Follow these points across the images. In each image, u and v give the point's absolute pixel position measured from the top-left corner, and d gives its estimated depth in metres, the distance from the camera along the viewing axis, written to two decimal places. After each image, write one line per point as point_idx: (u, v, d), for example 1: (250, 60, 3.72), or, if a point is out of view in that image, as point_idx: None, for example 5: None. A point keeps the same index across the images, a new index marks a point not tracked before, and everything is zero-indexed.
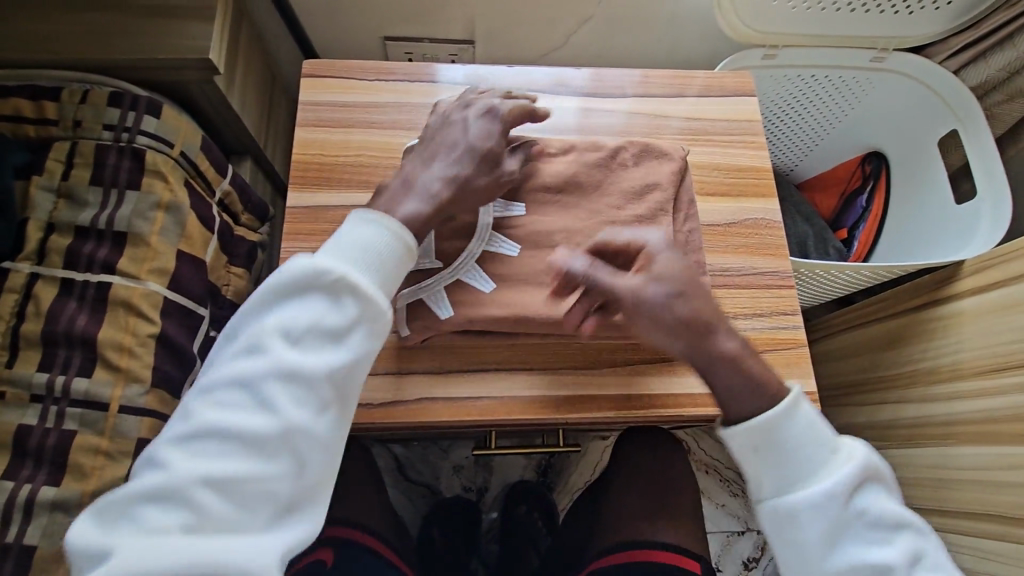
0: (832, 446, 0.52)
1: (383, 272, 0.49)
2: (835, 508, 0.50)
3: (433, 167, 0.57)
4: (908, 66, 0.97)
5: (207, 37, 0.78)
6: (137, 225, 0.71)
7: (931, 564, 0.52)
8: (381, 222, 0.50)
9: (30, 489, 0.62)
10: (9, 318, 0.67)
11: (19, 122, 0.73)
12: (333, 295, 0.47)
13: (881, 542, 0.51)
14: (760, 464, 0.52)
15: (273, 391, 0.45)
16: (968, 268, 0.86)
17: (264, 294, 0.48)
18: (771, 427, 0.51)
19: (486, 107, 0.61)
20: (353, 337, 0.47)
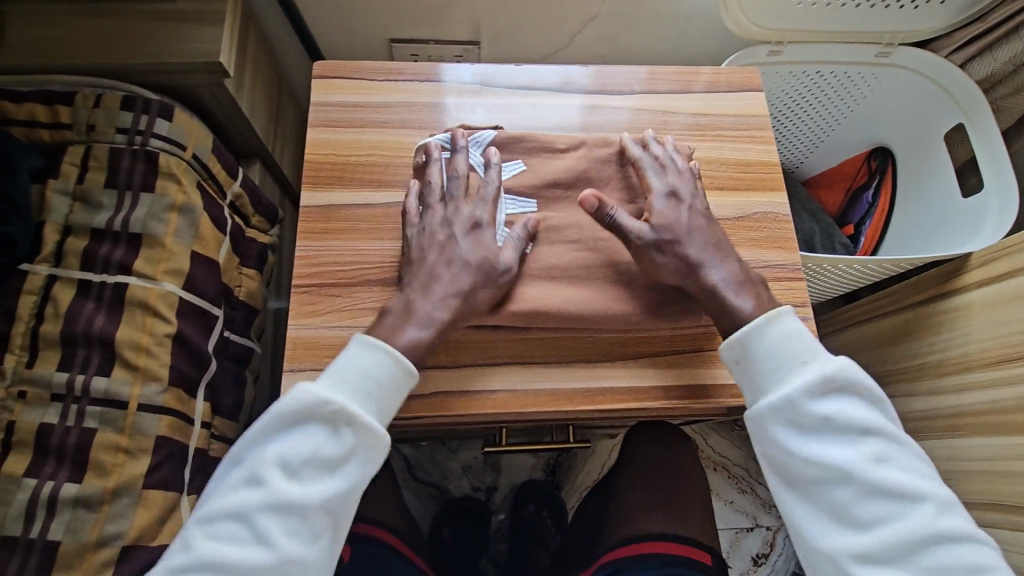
0: (808, 356, 0.56)
1: (382, 405, 0.54)
2: (799, 407, 0.54)
3: (432, 292, 0.58)
4: (912, 60, 0.98)
5: (219, 41, 0.79)
6: (152, 227, 0.72)
7: (899, 466, 0.54)
8: (380, 351, 0.55)
9: (53, 486, 0.63)
10: (28, 319, 0.68)
11: (35, 126, 0.74)
12: (334, 426, 0.52)
13: (847, 443, 0.53)
14: (744, 372, 0.57)
15: (268, 525, 0.50)
16: (975, 261, 0.86)
17: (268, 424, 0.53)
18: (747, 341, 0.57)
19: (465, 220, 0.61)
20: (348, 467, 0.52)
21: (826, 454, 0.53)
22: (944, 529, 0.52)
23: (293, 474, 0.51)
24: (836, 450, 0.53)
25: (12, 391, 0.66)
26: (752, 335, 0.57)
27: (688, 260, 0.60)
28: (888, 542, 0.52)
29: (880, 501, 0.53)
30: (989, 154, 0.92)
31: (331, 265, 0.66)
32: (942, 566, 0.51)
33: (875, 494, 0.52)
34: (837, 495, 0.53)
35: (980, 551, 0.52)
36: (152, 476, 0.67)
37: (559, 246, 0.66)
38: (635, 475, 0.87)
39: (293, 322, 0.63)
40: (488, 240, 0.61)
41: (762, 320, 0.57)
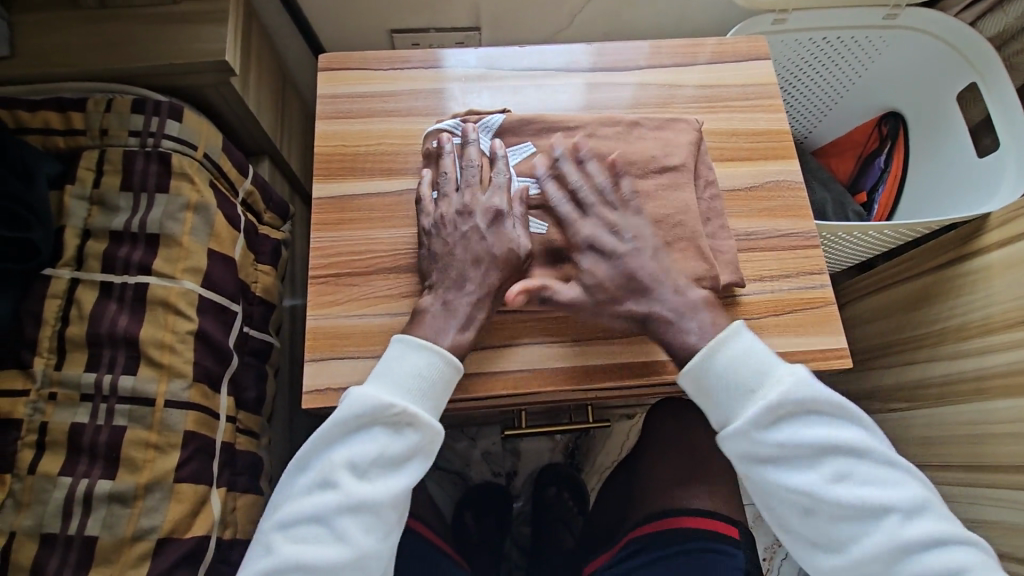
0: (758, 381, 0.57)
1: (437, 401, 0.58)
2: (756, 438, 0.56)
3: (466, 288, 0.60)
4: (921, 21, 0.96)
5: (223, 40, 0.79)
6: (168, 227, 0.73)
7: (863, 481, 0.56)
8: (427, 350, 0.57)
9: (88, 483, 0.65)
10: (54, 322, 0.70)
11: (49, 133, 0.76)
12: (395, 427, 0.56)
13: (808, 469, 0.56)
14: (705, 398, 0.59)
15: (345, 524, 0.54)
16: (994, 222, 0.85)
17: (327, 433, 0.56)
18: (699, 374, 0.58)
19: (483, 212, 0.62)
20: (410, 464, 0.56)
21: (791, 483, 0.56)
22: (915, 536, 0.55)
23: (360, 475, 0.55)
24: (799, 479, 0.56)
25: (43, 393, 0.68)
26: (705, 365, 0.58)
27: (636, 292, 0.61)
28: (865, 558, 0.55)
29: (851, 518, 0.56)
30: (1004, 112, 0.90)
31: (347, 254, 0.66)
32: (918, 572, 0.54)
33: (841, 511, 0.55)
34: (810, 520, 0.56)
35: (953, 550, 0.55)
36: (182, 471, 0.68)
37: None
38: (657, 453, 0.88)
39: (312, 312, 0.64)
40: (509, 230, 0.62)
41: (715, 343, 0.58)
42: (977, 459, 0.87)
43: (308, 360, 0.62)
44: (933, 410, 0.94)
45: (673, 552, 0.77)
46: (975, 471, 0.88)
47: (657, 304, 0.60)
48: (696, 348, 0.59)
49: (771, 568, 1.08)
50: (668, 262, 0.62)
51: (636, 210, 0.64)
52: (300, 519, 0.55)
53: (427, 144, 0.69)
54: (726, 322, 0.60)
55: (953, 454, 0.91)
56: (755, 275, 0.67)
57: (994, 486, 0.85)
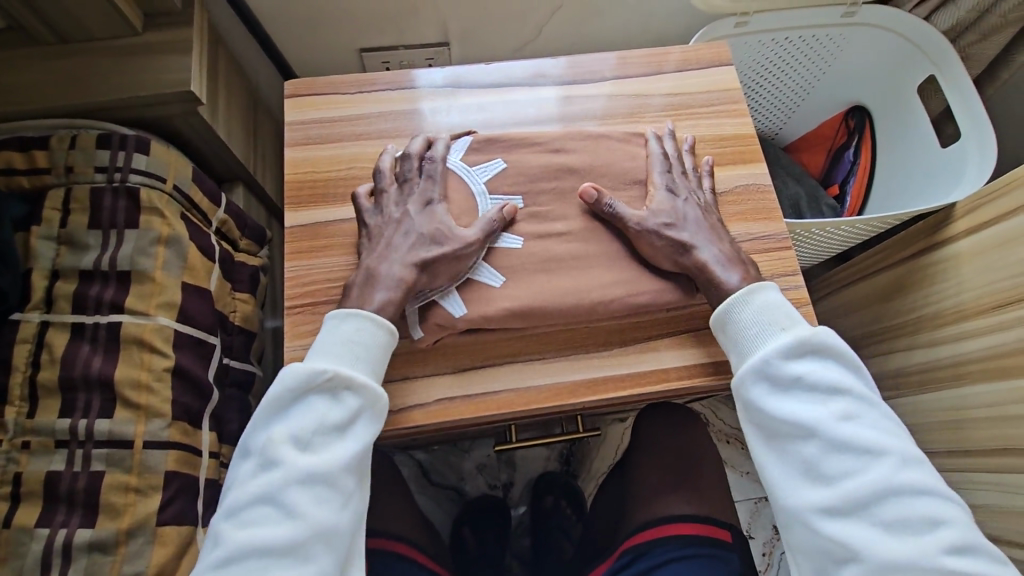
0: (787, 323, 0.58)
1: (375, 365, 0.57)
2: (773, 367, 0.56)
3: (392, 257, 0.60)
4: (878, 17, 0.98)
5: (187, 70, 0.79)
6: (140, 262, 0.72)
7: (868, 424, 0.55)
8: (354, 316, 0.57)
9: (67, 533, 0.63)
10: (25, 368, 0.67)
11: (12, 174, 0.74)
12: (333, 392, 0.55)
13: (817, 401, 0.55)
14: (733, 339, 0.60)
15: (295, 497, 0.52)
16: (961, 211, 0.87)
17: (268, 409, 0.55)
18: (726, 316, 0.59)
19: (420, 195, 0.63)
20: (354, 429, 0.55)
21: (795, 411, 0.55)
22: (909, 482, 0.53)
23: (305, 447, 0.54)
24: (805, 410, 0.55)
25: (16, 442, 0.65)
26: (733, 308, 0.59)
27: (684, 235, 0.63)
28: (856, 497, 0.53)
29: (846, 456, 0.54)
30: (963, 104, 0.93)
31: (323, 283, 0.65)
32: (905, 518, 0.53)
33: (838, 448, 0.54)
34: (803, 449, 0.55)
35: (942, 505, 0.53)
36: (165, 512, 0.67)
37: (547, 238, 0.65)
38: (646, 455, 0.88)
39: (290, 343, 0.63)
40: (440, 213, 0.62)
41: (745, 292, 0.59)
42: (963, 444, 0.88)
43: None
44: (918, 399, 0.95)
45: (663, 561, 0.76)
46: (961, 456, 0.89)
47: (702, 246, 0.62)
48: (735, 288, 0.60)
49: (771, 564, 1.06)
50: (720, 225, 0.65)
51: (703, 182, 0.69)
52: (250, 500, 0.53)
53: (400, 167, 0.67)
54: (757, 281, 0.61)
55: (940, 441, 0.92)
56: None
57: (982, 470, 0.85)
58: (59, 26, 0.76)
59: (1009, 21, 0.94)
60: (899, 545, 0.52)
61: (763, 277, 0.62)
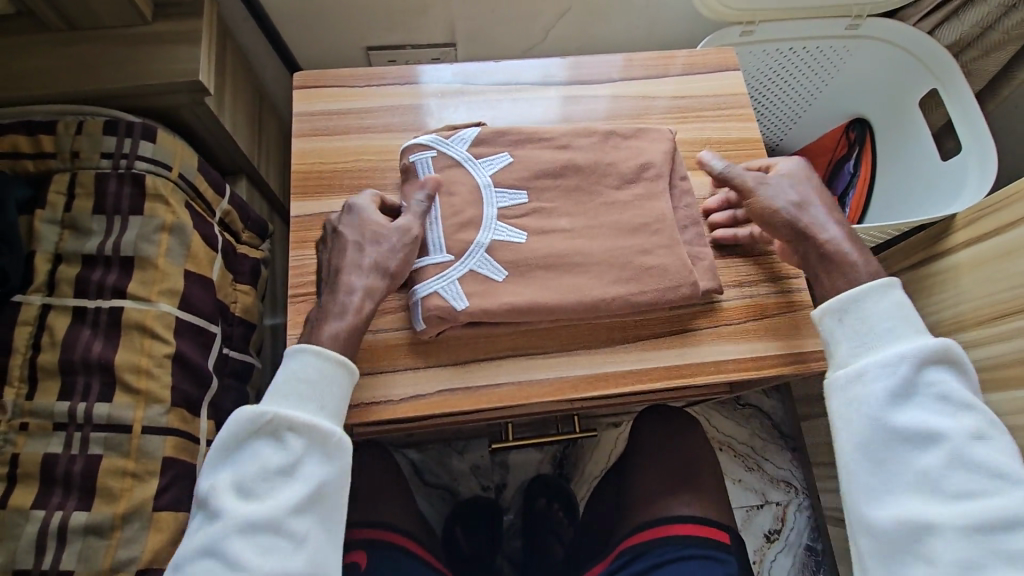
0: (917, 323, 0.58)
1: (323, 400, 0.56)
2: (909, 368, 0.56)
3: (343, 285, 0.60)
4: (881, 30, 0.99)
5: (197, 60, 0.79)
6: (143, 249, 0.72)
7: (995, 448, 0.54)
8: (297, 354, 0.57)
9: (62, 515, 0.63)
10: (25, 350, 0.68)
11: (18, 157, 0.74)
12: (277, 437, 0.55)
13: (946, 415, 0.55)
14: (856, 326, 0.59)
15: (238, 548, 0.51)
16: (960, 222, 0.88)
17: (215, 458, 0.55)
18: (861, 300, 0.59)
19: (354, 214, 0.63)
20: (301, 472, 0.54)
21: (926, 419, 0.55)
22: None
23: (249, 495, 0.53)
24: (937, 420, 0.54)
25: (14, 423, 0.65)
26: (872, 295, 0.59)
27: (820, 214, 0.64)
28: (972, 518, 0.52)
29: (968, 475, 0.53)
30: (965, 120, 0.94)
31: None
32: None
33: (962, 464, 0.53)
34: (921, 460, 0.54)
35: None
36: (161, 499, 0.66)
37: (551, 233, 0.66)
38: (642, 455, 0.89)
39: (292, 331, 0.63)
40: (367, 216, 0.63)
41: (884, 282, 0.59)
42: None
43: None
44: None
45: (662, 561, 0.76)
46: None
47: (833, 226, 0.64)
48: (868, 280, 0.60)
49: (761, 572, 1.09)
50: None
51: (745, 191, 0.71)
52: (200, 551, 0.53)
53: (406, 158, 0.67)
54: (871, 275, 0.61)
55: None
56: (734, 281, 0.68)
57: None
58: (70, 14, 0.77)
59: (1010, 38, 0.96)
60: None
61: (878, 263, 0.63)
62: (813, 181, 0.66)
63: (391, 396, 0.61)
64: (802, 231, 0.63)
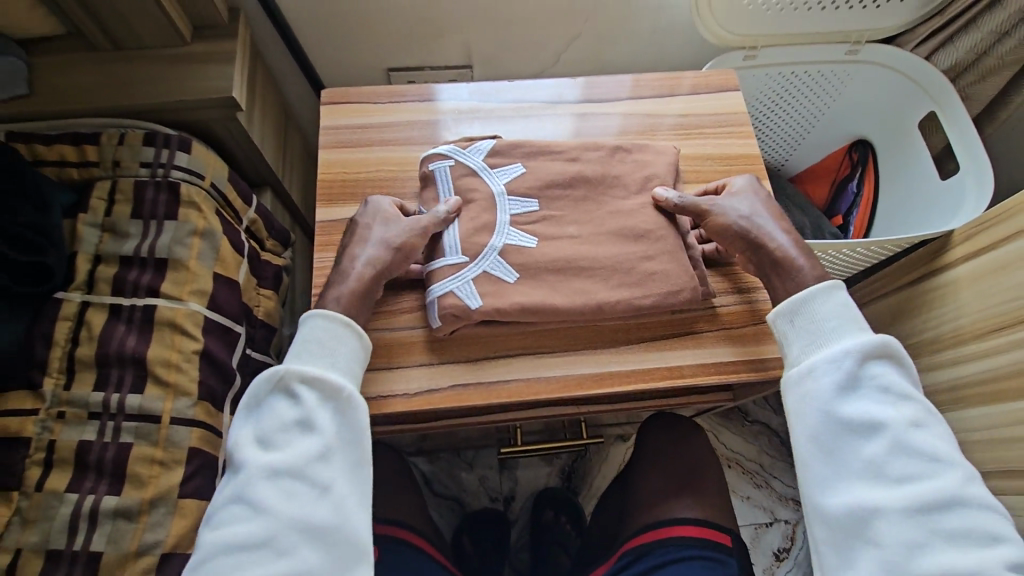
0: (861, 323, 0.62)
1: (332, 359, 0.60)
2: (850, 363, 0.59)
3: (356, 257, 0.65)
4: (880, 55, 1.03)
5: (231, 78, 0.85)
6: (176, 252, 0.77)
7: (933, 434, 0.57)
8: (309, 318, 0.62)
9: (94, 499, 0.66)
10: (64, 344, 0.72)
11: (64, 165, 0.80)
12: (291, 394, 0.59)
13: (888, 404, 0.58)
14: (805, 326, 0.62)
15: (263, 494, 0.55)
16: (958, 238, 0.91)
17: (241, 417, 0.60)
18: (809, 300, 0.62)
19: (377, 205, 0.69)
20: (318, 424, 0.58)
21: (869, 409, 0.58)
22: (970, 496, 0.55)
23: (272, 447, 0.57)
24: (880, 410, 0.57)
25: (51, 412, 0.70)
26: (820, 295, 0.62)
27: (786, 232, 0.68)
28: (918, 499, 0.55)
29: (910, 461, 0.56)
30: (963, 141, 0.97)
31: None
32: (963, 530, 0.54)
33: (905, 450, 0.56)
34: (867, 448, 0.57)
35: (998, 522, 0.55)
36: (186, 486, 0.70)
37: (559, 240, 0.69)
38: (648, 464, 0.91)
39: None
40: (384, 207, 0.69)
41: (828, 285, 0.62)
42: None
43: None
44: None
45: (664, 561, 0.79)
46: None
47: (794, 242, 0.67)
48: (810, 284, 0.63)
49: None
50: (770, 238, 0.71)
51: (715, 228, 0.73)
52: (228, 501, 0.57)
53: (426, 167, 0.72)
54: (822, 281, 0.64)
55: None
56: (730, 287, 0.71)
57: None
58: (117, 36, 0.84)
59: (1005, 63, 1.00)
60: (956, 554, 0.53)
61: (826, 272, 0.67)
62: (762, 194, 0.70)
63: (406, 390, 0.64)
64: (748, 240, 0.66)
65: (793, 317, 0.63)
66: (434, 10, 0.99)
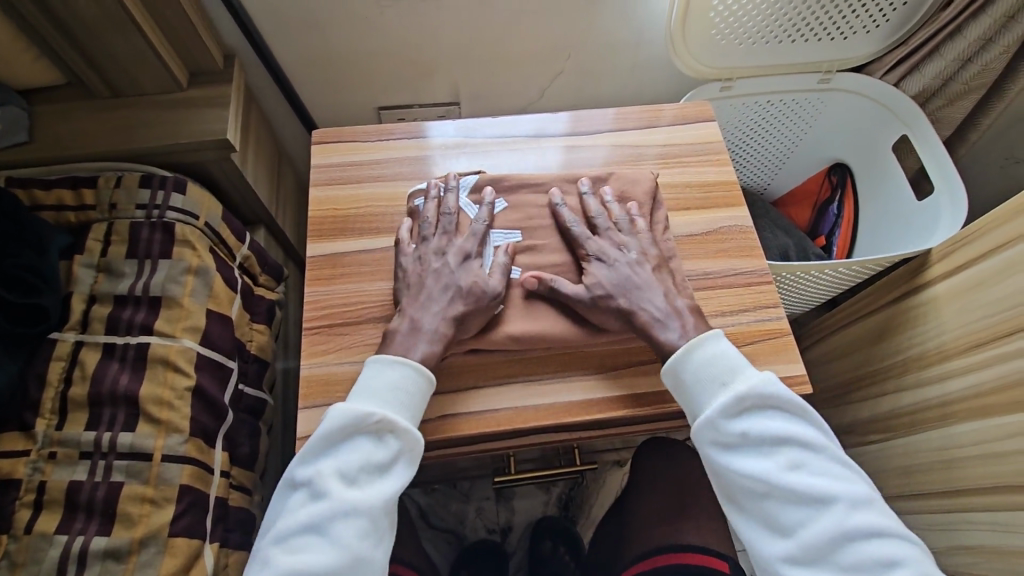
0: (729, 376, 0.61)
1: (415, 412, 0.60)
2: (720, 427, 0.59)
3: (432, 309, 0.64)
4: (851, 83, 1.07)
5: (225, 121, 0.88)
6: (170, 289, 0.78)
7: (815, 472, 0.58)
8: (402, 363, 0.61)
9: (84, 540, 0.66)
10: (57, 384, 0.73)
11: (62, 209, 0.82)
12: (378, 435, 0.58)
13: (765, 456, 0.58)
14: (680, 397, 0.63)
15: (340, 529, 0.54)
16: (936, 256, 0.93)
17: (318, 442, 0.57)
18: (678, 368, 0.62)
19: (461, 251, 0.67)
20: (396, 469, 0.58)
21: (749, 466, 0.58)
22: (859, 525, 0.56)
23: (350, 483, 0.56)
24: (758, 465, 0.58)
25: (43, 452, 0.70)
26: (682, 362, 0.62)
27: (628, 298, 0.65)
28: (814, 544, 0.56)
29: (797, 506, 0.57)
30: (935, 162, 1.00)
31: (340, 305, 0.71)
32: (859, 561, 0.55)
33: (790, 498, 0.57)
34: (760, 503, 0.58)
35: (893, 543, 0.55)
36: (176, 524, 0.70)
37: (541, 268, 0.71)
38: (647, 490, 0.91)
39: (305, 361, 0.68)
40: (476, 268, 0.67)
41: (689, 347, 0.62)
42: (955, 483, 0.91)
43: (303, 407, 0.66)
44: (911, 439, 0.98)
45: None
46: (954, 495, 0.91)
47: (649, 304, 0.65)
48: (676, 348, 0.63)
49: None
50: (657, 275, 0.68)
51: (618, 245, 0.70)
52: (298, 529, 0.55)
53: (410, 203, 0.74)
54: (705, 328, 0.65)
55: (934, 480, 0.95)
56: (713, 311, 0.72)
57: (974, 509, 0.88)
58: (118, 84, 0.87)
59: (971, 88, 1.04)
60: None
61: (703, 328, 0.65)
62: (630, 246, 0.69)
63: None
64: (617, 306, 0.65)
65: (676, 384, 0.63)
66: (422, 51, 1.03)
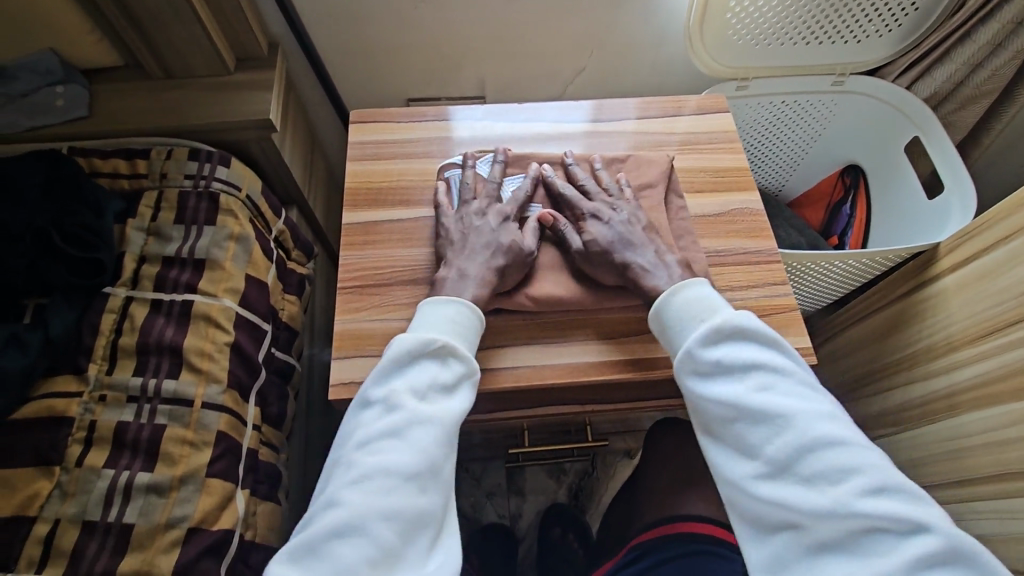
0: (707, 315, 0.63)
1: (472, 343, 0.65)
2: (693, 357, 0.61)
3: (477, 258, 0.69)
4: (865, 86, 1.11)
5: (268, 102, 0.95)
6: (214, 253, 0.83)
7: (781, 392, 0.58)
8: (455, 299, 0.65)
9: (129, 474, 0.72)
10: (109, 333, 0.78)
11: (117, 177, 0.89)
12: (441, 358, 0.61)
13: (733, 381, 0.59)
14: (665, 339, 0.66)
15: (419, 435, 0.56)
16: (944, 250, 0.96)
17: (390, 363, 0.60)
18: (661, 310, 0.66)
19: (500, 213, 0.73)
20: (461, 389, 0.61)
21: (717, 391, 0.59)
22: (821, 437, 0.55)
23: (422, 397, 0.59)
24: (723, 389, 0.59)
25: (94, 395, 0.75)
26: (664, 305, 0.66)
27: (619, 256, 0.70)
28: (776, 460, 0.56)
29: (760, 425, 0.57)
30: (946, 163, 1.03)
31: (371, 269, 0.76)
32: (823, 474, 0.54)
33: (753, 419, 0.57)
34: (729, 426, 0.59)
35: (855, 454, 0.55)
36: (212, 466, 0.75)
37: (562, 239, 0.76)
38: (658, 469, 0.94)
39: (339, 317, 0.73)
40: (515, 228, 0.72)
41: (668, 293, 0.66)
42: (964, 473, 0.92)
43: (335, 358, 0.70)
44: (919, 430, 1.00)
45: (676, 554, 0.80)
46: (962, 484, 0.93)
47: (637, 259, 0.70)
48: (664, 289, 0.67)
49: None
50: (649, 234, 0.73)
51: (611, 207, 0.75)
52: (381, 434, 0.57)
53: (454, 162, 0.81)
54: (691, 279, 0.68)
55: (942, 472, 0.96)
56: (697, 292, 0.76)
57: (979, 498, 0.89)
58: (170, 66, 0.94)
59: (983, 92, 1.08)
60: (814, 498, 0.54)
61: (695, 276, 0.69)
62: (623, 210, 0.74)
63: None
64: (612, 262, 0.70)
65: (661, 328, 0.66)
66: (453, 44, 1.09)
